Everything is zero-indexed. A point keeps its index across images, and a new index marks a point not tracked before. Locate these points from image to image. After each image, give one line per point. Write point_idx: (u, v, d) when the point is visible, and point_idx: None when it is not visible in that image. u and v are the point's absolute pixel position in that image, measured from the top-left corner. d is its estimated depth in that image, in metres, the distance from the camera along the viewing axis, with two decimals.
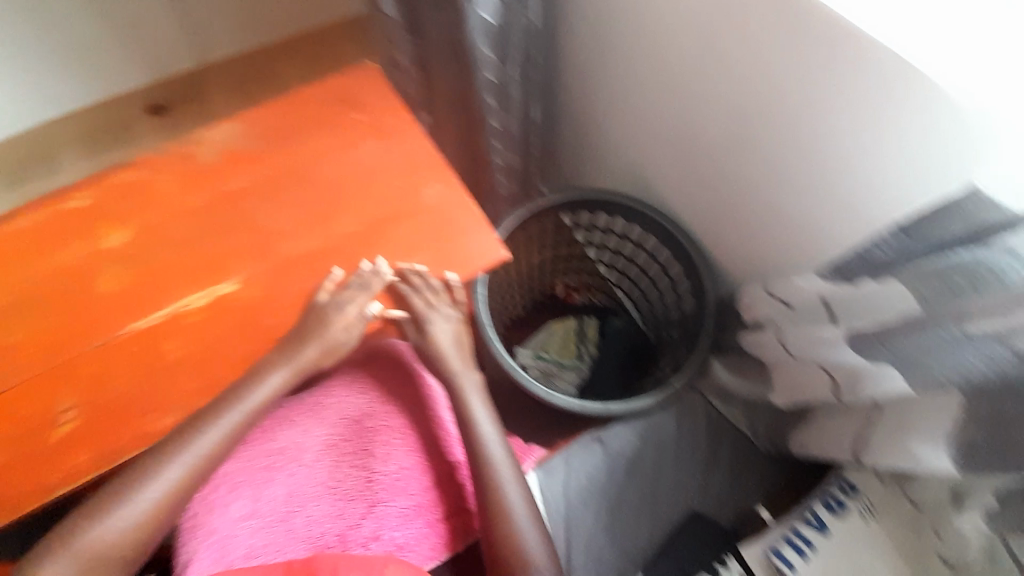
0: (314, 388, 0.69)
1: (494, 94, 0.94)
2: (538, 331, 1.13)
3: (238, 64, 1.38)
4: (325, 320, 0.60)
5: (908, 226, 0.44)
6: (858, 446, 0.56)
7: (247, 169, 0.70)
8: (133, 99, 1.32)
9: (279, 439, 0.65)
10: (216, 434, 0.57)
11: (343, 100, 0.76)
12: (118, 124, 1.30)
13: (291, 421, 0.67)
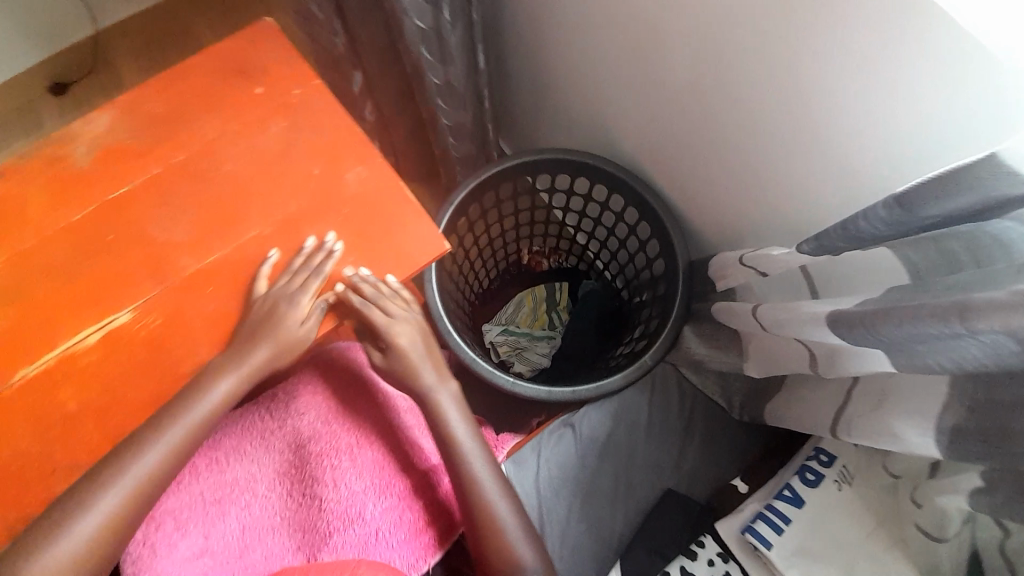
0: (262, 413, 0.64)
1: (429, 45, 0.84)
2: (506, 304, 1.07)
3: (143, 23, 1.43)
4: (260, 336, 0.51)
5: (903, 196, 0.38)
6: (837, 422, 0.52)
7: (133, 171, 0.60)
8: (39, 79, 1.37)
9: (230, 471, 0.60)
10: (170, 443, 0.49)
11: (240, 73, 0.65)
12: (27, 107, 1.36)
13: (241, 450, 0.62)
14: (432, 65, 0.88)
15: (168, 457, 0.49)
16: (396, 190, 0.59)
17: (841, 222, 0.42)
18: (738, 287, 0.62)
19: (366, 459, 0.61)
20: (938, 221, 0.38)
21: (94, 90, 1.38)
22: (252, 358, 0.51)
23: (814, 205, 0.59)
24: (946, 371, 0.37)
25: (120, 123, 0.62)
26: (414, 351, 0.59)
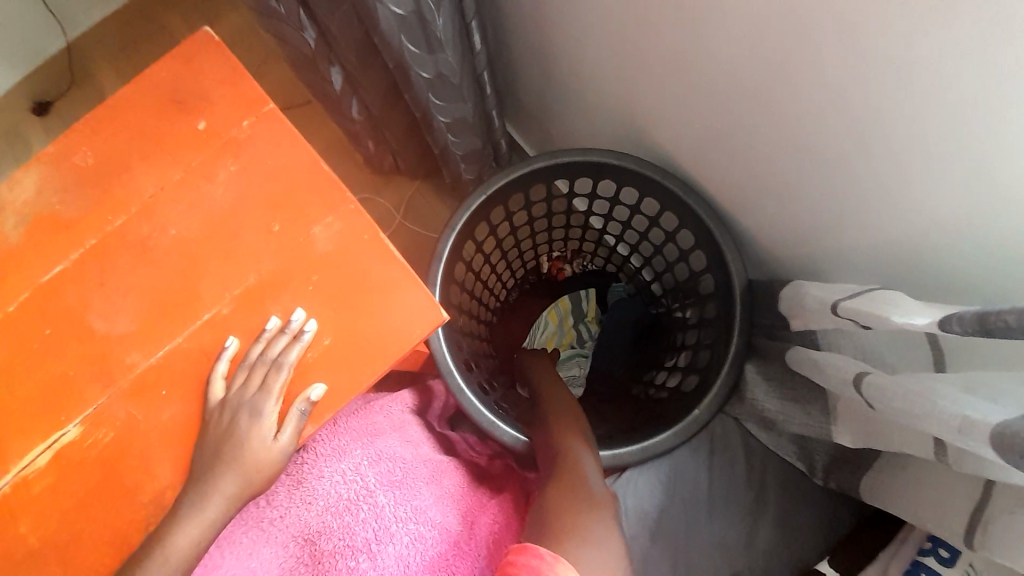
0: (264, 494, 0.56)
1: (411, 34, 0.69)
2: (528, 323, 0.91)
3: (119, 26, 1.30)
4: (221, 466, 0.43)
5: None
6: (973, 527, 0.39)
7: (67, 247, 0.50)
8: (19, 100, 1.28)
9: (223, 567, 0.51)
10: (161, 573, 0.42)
11: (180, 105, 0.52)
12: (10, 131, 1.27)
13: (237, 542, 0.53)
14: (419, 58, 0.73)
15: None
16: (375, 246, 0.47)
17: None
18: (821, 333, 0.48)
19: (387, 556, 0.52)
20: None
21: (77, 106, 1.28)
22: (213, 497, 0.43)
23: (932, 223, 0.43)
24: None
25: (49, 183, 0.52)
26: None
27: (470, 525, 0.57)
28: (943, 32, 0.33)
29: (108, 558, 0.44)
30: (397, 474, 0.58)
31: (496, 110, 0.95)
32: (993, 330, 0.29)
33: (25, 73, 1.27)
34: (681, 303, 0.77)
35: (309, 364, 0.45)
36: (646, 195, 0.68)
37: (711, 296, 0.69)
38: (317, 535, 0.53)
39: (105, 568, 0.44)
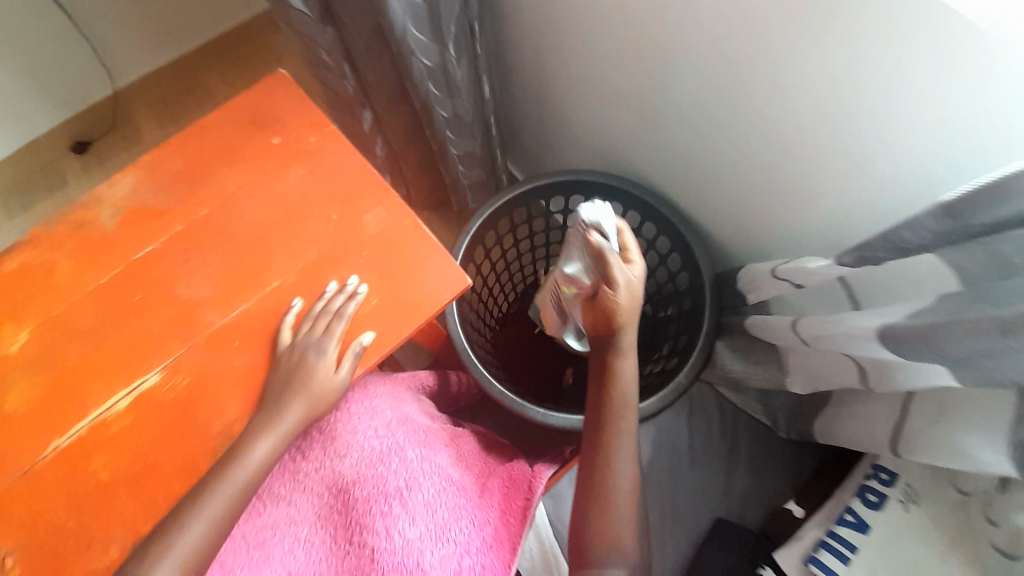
0: (298, 449, 0.62)
1: (434, 80, 0.84)
2: (528, 330, 1.02)
3: (161, 80, 1.47)
4: (294, 391, 0.52)
5: (950, 207, 0.37)
6: (897, 439, 0.49)
7: (156, 232, 0.61)
8: (61, 140, 1.41)
9: (268, 513, 0.58)
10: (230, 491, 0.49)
11: (257, 125, 0.66)
12: (52, 168, 1.40)
13: (277, 494, 0.59)
14: (440, 100, 0.88)
15: (219, 517, 0.48)
16: (415, 230, 0.59)
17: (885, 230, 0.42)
18: (771, 299, 0.59)
19: (416, 502, 0.57)
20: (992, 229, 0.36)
21: (116, 146, 1.42)
22: (287, 416, 0.51)
23: (842, 211, 0.57)
24: (1015, 384, 0.35)
25: (143, 183, 0.64)
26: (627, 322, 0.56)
27: (484, 486, 0.65)
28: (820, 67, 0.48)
29: (179, 484, 0.51)
30: (420, 435, 0.65)
31: (499, 147, 1.11)
32: (866, 254, 0.43)
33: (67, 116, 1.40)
34: (662, 305, 0.89)
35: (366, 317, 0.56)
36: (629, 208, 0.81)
37: (687, 292, 0.81)
38: (348, 485, 0.59)
39: (176, 494, 0.50)
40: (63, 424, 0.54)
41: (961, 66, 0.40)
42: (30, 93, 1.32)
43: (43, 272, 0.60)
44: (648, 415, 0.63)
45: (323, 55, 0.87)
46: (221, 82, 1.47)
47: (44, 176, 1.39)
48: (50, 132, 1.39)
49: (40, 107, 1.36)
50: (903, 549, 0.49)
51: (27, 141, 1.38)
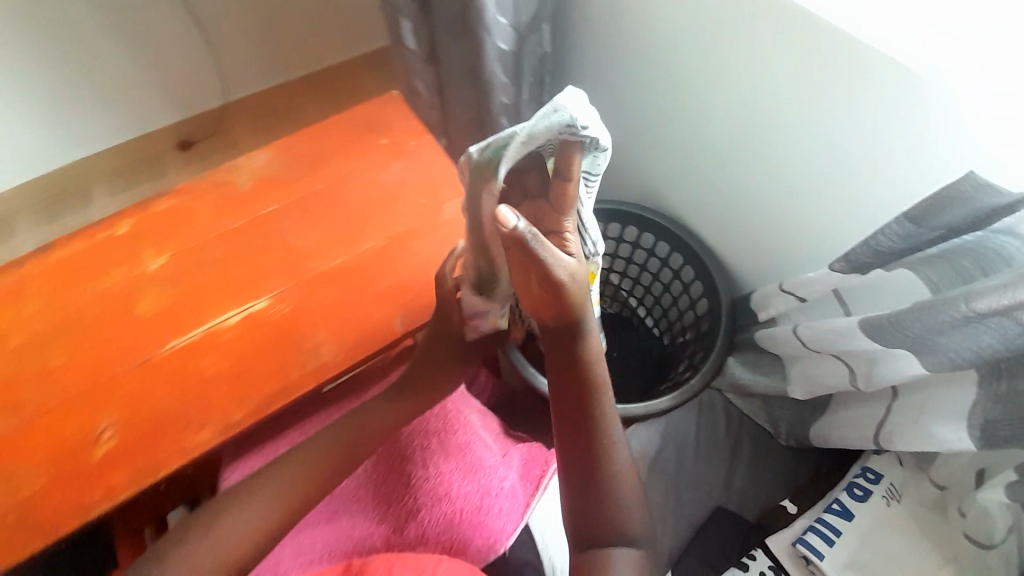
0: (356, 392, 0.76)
1: (508, 115, 1.01)
2: None
3: (262, 99, 1.63)
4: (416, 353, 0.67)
5: (914, 216, 0.49)
6: (879, 432, 0.58)
7: (277, 195, 0.76)
8: (168, 135, 1.57)
9: None
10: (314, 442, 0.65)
11: (368, 128, 0.83)
12: (153, 158, 1.55)
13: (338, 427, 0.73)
14: (509, 131, 1.04)
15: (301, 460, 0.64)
16: None
17: (866, 239, 0.53)
18: (777, 317, 0.69)
19: (450, 442, 0.68)
20: (945, 230, 0.49)
21: (214, 150, 1.57)
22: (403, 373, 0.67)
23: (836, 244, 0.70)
24: (966, 365, 0.47)
25: (273, 159, 0.80)
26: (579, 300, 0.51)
27: (507, 456, 0.70)
28: (820, 114, 0.63)
29: (271, 387, 0.62)
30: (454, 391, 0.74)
31: None
32: (855, 262, 0.54)
33: (178, 116, 1.56)
34: (680, 331, 0.96)
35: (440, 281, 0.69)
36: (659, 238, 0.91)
37: (705, 316, 0.89)
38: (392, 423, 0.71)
39: (269, 394, 0.62)
40: (181, 331, 0.65)
41: (925, 112, 0.55)
42: (150, 91, 1.48)
43: (185, 216, 0.75)
44: (660, 410, 0.71)
45: (417, 83, 1.08)
46: (310, 106, 1.64)
47: (143, 164, 1.54)
48: (161, 127, 1.56)
49: (153, 103, 1.51)
50: (887, 536, 0.59)
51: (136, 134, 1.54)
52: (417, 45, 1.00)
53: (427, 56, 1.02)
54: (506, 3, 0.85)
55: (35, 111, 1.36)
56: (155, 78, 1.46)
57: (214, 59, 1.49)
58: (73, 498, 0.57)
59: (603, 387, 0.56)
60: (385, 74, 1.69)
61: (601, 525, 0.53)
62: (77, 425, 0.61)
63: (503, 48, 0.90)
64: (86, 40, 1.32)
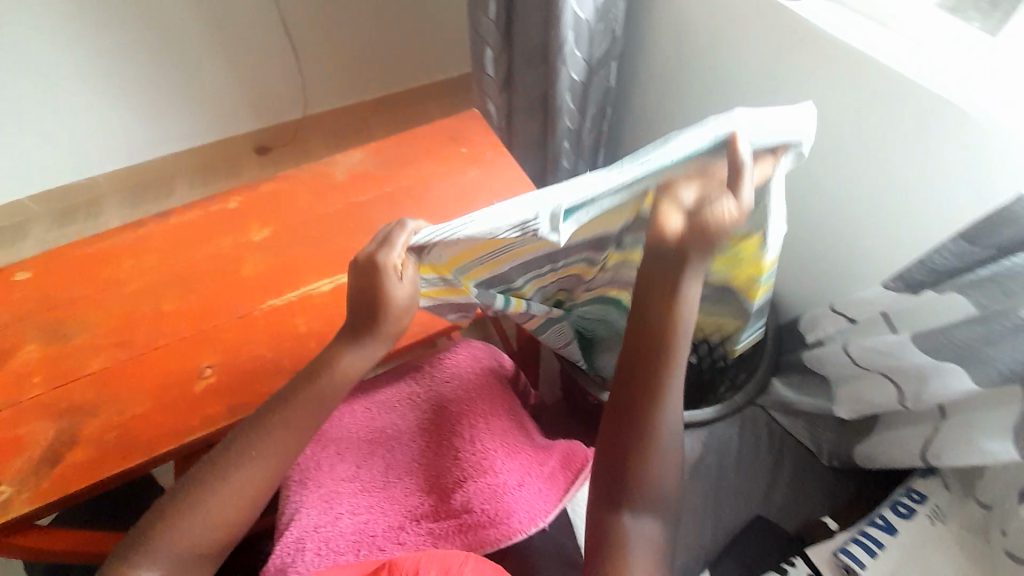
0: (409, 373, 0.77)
1: (570, 139, 1.11)
2: None
3: (334, 115, 1.80)
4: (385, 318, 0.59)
5: (968, 235, 0.53)
6: (927, 450, 0.64)
7: (370, 186, 0.86)
8: (246, 140, 1.74)
9: (380, 417, 0.74)
10: (300, 403, 0.58)
11: (452, 137, 0.93)
12: (231, 160, 1.72)
13: (390, 404, 0.75)
14: (568, 152, 1.14)
15: (291, 420, 0.58)
16: None
17: (922, 257, 0.57)
18: (825, 338, 0.73)
19: (501, 425, 0.69)
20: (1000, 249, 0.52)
21: (286, 156, 1.74)
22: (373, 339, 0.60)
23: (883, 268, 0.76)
24: (1010, 377, 0.53)
25: (367, 155, 0.90)
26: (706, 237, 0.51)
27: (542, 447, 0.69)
28: (871, 152, 0.70)
29: None
30: (501, 382, 0.75)
31: None
32: (909, 279, 0.59)
33: (259, 125, 1.73)
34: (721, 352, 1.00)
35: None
36: None
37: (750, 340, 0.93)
38: (445, 403, 0.72)
39: None
40: (280, 293, 0.75)
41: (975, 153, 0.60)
42: (240, 100, 1.66)
43: (286, 197, 0.85)
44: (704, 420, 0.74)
45: (490, 106, 1.20)
46: (377, 124, 1.80)
47: (222, 165, 1.72)
48: (241, 133, 1.73)
49: (239, 110, 1.68)
50: (930, 550, 0.62)
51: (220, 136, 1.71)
52: (495, 74, 1.12)
53: (502, 82, 1.13)
54: (584, 40, 0.96)
55: (149, 107, 1.56)
56: (244, 89, 1.64)
57: (300, 77, 1.67)
58: (175, 421, 0.66)
59: (677, 362, 0.54)
60: (447, 102, 1.85)
61: (625, 490, 0.53)
62: (182, 361, 0.70)
63: (574, 78, 1.00)
64: (197, 51, 1.51)
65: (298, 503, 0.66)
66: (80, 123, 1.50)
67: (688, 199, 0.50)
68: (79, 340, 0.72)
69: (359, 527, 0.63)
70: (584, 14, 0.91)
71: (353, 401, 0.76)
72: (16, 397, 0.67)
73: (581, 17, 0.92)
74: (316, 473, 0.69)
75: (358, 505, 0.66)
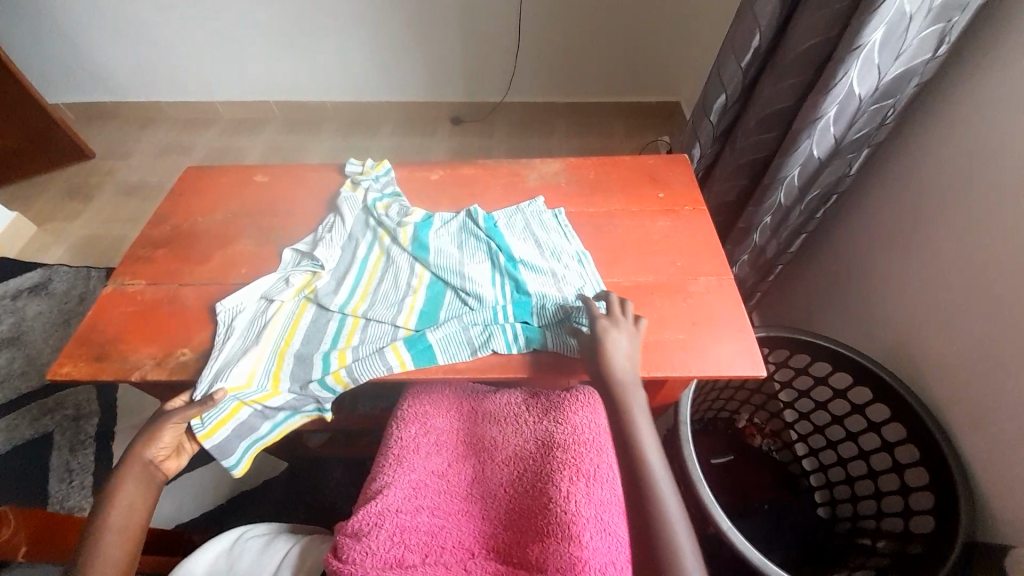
0: (523, 395, 0.75)
1: (775, 215, 1.00)
2: (717, 454, 1.07)
3: (524, 108, 2.05)
4: (137, 464, 0.63)
5: None
6: None
7: (558, 203, 0.87)
8: (443, 108, 2.05)
9: (482, 429, 0.72)
10: (126, 479, 0.61)
11: (654, 180, 0.90)
12: (429, 120, 2.07)
13: (496, 418, 0.73)
14: (764, 225, 1.02)
15: (134, 491, 0.61)
16: (736, 312, 0.72)
17: None
18: None
19: (599, 494, 0.59)
20: None
21: (473, 129, 2.04)
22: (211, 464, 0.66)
23: None
24: None
25: (564, 171, 0.92)
26: (499, 304, 0.71)
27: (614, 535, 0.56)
28: None
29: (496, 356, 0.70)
30: (599, 437, 0.66)
31: (759, 294, 1.21)
32: None
33: (462, 100, 2.03)
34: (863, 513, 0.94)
35: (688, 344, 0.70)
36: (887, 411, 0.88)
37: (916, 523, 0.83)
38: (544, 443, 0.66)
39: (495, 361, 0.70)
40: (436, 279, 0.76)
41: None
42: (458, 72, 1.94)
43: (480, 184, 0.91)
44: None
45: (695, 151, 1.14)
46: (558, 128, 2.03)
47: (423, 122, 2.07)
48: (440, 101, 2.04)
49: (452, 82, 1.98)
50: None
51: (426, 99, 2.04)
52: (717, 121, 1.05)
53: (720, 132, 1.07)
54: (845, 116, 0.82)
55: (390, 59, 1.91)
56: (465, 65, 1.92)
57: (512, 63, 1.91)
58: None
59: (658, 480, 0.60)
60: (634, 135, 1.99)
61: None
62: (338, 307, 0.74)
63: (814, 153, 0.88)
64: (440, 28, 1.81)
65: (388, 479, 0.65)
66: (340, 59, 1.92)
67: (471, 239, 0.80)
68: (280, 248, 0.82)
69: (433, 530, 0.59)
70: (862, 90, 0.79)
71: (464, 397, 0.77)
72: (223, 278, 0.78)
73: (855, 95, 0.79)
74: (411, 453, 0.69)
75: (439, 506, 0.62)
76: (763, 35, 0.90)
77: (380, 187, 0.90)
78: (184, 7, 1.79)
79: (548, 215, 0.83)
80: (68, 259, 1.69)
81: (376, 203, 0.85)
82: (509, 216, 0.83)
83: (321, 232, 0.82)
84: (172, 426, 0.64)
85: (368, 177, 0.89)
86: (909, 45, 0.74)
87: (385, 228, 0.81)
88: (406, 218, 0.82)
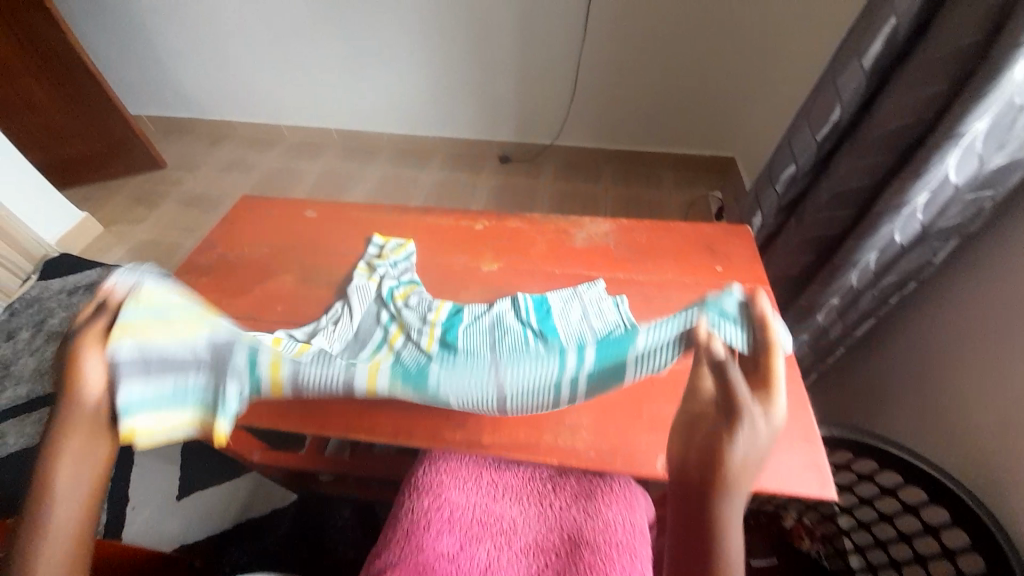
0: (549, 475, 0.69)
1: (842, 297, 0.91)
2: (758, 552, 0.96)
3: (573, 153, 2.05)
4: (78, 393, 0.55)
5: None
6: None
7: (606, 266, 0.83)
8: (493, 147, 2.08)
9: (499, 507, 0.66)
10: (81, 409, 0.55)
11: (713, 251, 0.84)
12: (477, 158, 2.10)
13: (516, 497, 0.67)
14: (829, 306, 0.93)
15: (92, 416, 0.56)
16: (800, 416, 0.64)
17: None
18: None
19: None
20: None
21: (520, 169, 2.05)
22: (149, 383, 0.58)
23: None
24: None
25: (615, 233, 0.88)
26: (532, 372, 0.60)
27: None
28: None
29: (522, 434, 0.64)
30: (630, 537, 0.61)
31: (816, 377, 1.10)
32: None
33: (512, 141, 2.06)
34: None
35: None
36: (967, 538, 0.76)
37: None
38: (570, 537, 0.62)
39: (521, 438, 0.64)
40: None
41: None
42: (511, 114, 1.98)
43: (526, 239, 0.88)
44: None
45: (756, 219, 1.08)
46: (606, 175, 2.01)
47: (472, 159, 2.10)
48: (491, 140, 2.07)
49: (504, 123, 2.01)
50: None
51: (477, 137, 2.08)
52: (783, 192, 0.99)
53: (785, 204, 1.01)
54: (935, 203, 0.75)
55: (446, 97, 1.97)
56: (519, 108, 1.95)
57: (565, 110, 1.92)
58: (342, 419, 0.66)
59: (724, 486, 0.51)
60: (685, 190, 1.94)
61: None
62: None
63: (895, 237, 0.80)
64: (498, 72, 1.86)
65: (395, 559, 0.60)
66: (399, 94, 1.99)
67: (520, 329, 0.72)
68: (318, 287, 0.81)
69: None
70: (958, 178, 0.71)
71: (482, 466, 0.70)
72: (257, 313, 0.77)
73: (949, 182, 0.72)
74: (422, 530, 0.63)
75: None
76: (844, 110, 0.84)
77: (396, 273, 0.82)
78: (264, 39, 1.92)
79: (609, 305, 0.75)
80: (124, 260, 1.78)
81: (393, 292, 0.77)
82: (566, 301, 0.76)
83: (326, 324, 0.74)
84: (92, 338, 0.56)
85: (385, 262, 0.82)
86: (1018, 136, 0.66)
87: (402, 324, 0.73)
88: (431, 317, 0.73)
